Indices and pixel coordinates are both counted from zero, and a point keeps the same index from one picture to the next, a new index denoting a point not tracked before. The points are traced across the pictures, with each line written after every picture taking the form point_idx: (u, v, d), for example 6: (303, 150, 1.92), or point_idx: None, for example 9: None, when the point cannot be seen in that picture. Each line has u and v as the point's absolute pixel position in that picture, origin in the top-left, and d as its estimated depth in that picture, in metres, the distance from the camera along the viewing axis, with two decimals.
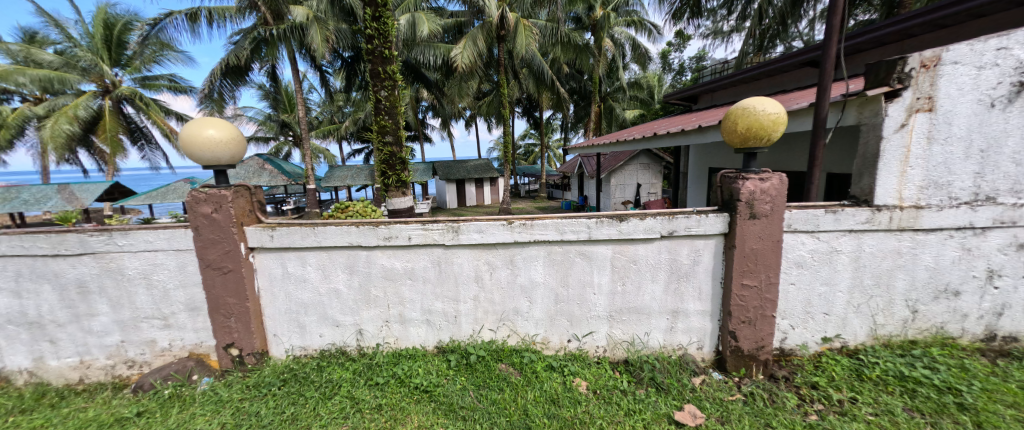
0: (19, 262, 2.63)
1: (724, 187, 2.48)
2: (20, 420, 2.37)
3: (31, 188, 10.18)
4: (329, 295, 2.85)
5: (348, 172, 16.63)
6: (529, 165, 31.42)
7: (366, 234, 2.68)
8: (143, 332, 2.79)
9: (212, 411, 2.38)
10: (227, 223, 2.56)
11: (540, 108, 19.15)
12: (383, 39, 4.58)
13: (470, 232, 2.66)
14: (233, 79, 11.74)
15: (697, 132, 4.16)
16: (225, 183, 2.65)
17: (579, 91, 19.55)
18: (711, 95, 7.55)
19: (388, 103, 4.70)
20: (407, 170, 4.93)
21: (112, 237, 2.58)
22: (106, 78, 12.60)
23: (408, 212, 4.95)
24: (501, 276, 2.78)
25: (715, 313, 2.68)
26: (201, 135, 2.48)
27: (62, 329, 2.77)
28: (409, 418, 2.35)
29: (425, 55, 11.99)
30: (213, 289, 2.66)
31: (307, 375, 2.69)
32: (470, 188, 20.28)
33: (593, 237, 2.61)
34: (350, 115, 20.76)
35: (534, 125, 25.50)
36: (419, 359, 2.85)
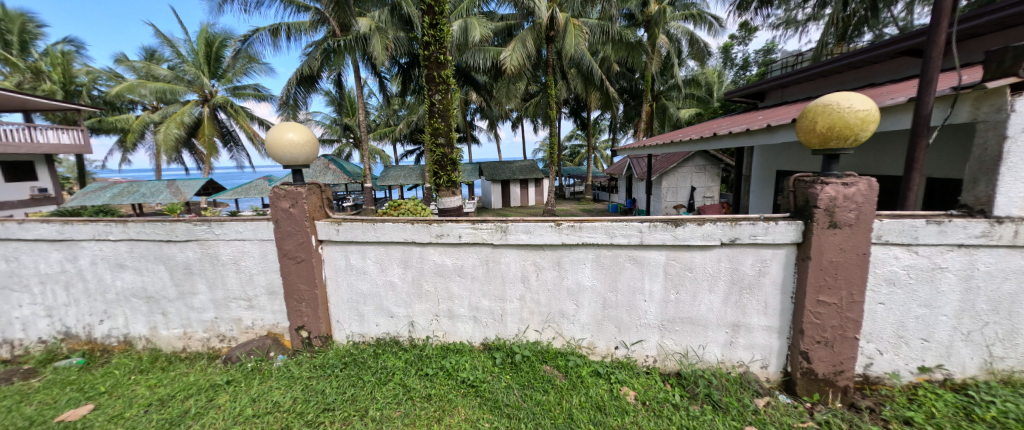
0: (141, 245, 3.11)
1: (799, 193, 2.24)
2: (140, 379, 2.83)
3: (148, 184, 11.94)
4: (385, 287, 3.04)
5: (401, 171, 17.62)
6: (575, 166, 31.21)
7: (420, 231, 2.83)
8: (232, 310, 3.17)
9: (286, 386, 2.66)
10: (301, 217, 2.85)
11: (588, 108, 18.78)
12: (439, 45, 4.77)
13: (518, 232, 2.69)
14: (306, 87, 12.93)
15: (764, 131, 3.79)
16: (300, 181, 2.95)
17: (629, 90, 18.98)
18: (781, 93, 6.90)
19: (442, 106, 4.89)
20: (457, 171, 5.08)
21: (211, 226, 2.98)
22: (206, 88, 14.53)
23: (457, 212, 5.08)
24: (548, 277, 2.78)
25: (783, 330, 2.45)
26: (283, 139, 2.78)
27: (171, 303, 3.23)
28: (456, 411, 2.43)
29: (476, 59, 12.30)
30: (289, 275, 2.97)
31: (365, 360, 2.92)
32: (515, 188, 20.52)
33: (645, 242, 2.51)
34: (404, 118, 21.99)
35: (582, 124, 25.05)
36: (465, 354, 2.94)
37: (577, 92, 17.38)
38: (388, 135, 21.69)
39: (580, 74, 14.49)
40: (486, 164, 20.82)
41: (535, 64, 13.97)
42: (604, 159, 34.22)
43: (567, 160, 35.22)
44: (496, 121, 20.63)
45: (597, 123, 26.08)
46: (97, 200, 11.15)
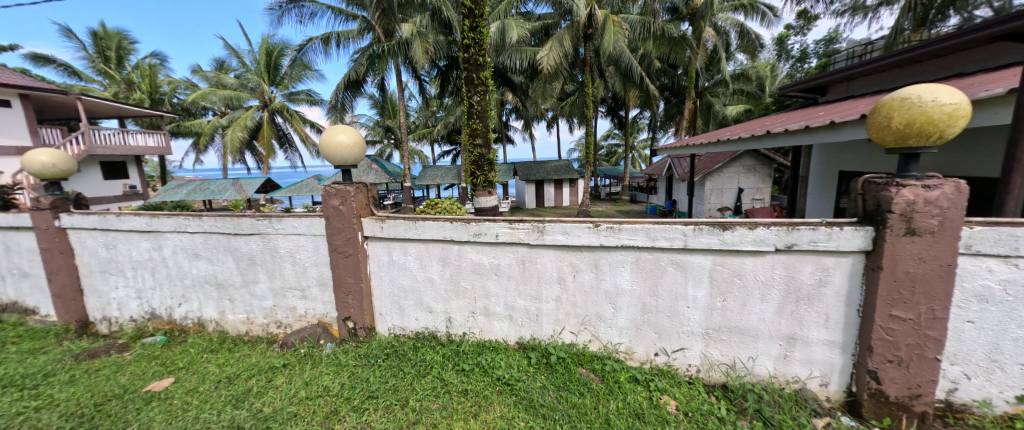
0: (213, 237, 3.46)
1: (868, 196, 2.04)
2: (211, 357, 3.14)
3: (216, 182, 13.24)
4: (425, 283, 3.15)
5: (438, 171, 18.14)
6: (611, 166, 30.48)
7: (459, 229, 2.90)
8: (288, 299, 3.44)
9: (334, 372, 2.84)
10: (350, 214, 3.04)
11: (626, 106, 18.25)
12: (478, 47, 4.86)
13: (555, 233, 2.68)
14: (352, 91, 13.69)
15: (827, 129, 3.48)
16: (349, 181, 3.14)
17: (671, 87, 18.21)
18: (845, 86, 6.30)
19: (480, 107, 4.97)
20: (494, 171, 5.13)
21: (271, 221, 3.24)
22: (265, 94, 15.86)
23: (493, 211, 5.12)
24: (585, 279, 2.74)
25: (846, 346, 2.24)
26: (335, 140, 2.97)
27: (236, 291, 3.55)
28: (491, 407, 2.47)
29: (512, 59, 12.37)
30: (338, 269, 3.17)
31: (405, 353, 3.05)
32: (549, 188, 20.42)
33: (689, 246, 2.41)
34: (441, 119, 22.63)
35: (618, 123, 24.38)
36: (501, 352, 2.98)
37: (615, 90, 16.96)
38: (427, 136, 22.44)
39: (618, 72, 14.13)
40: (520, 164, 20.90)
41: (571, 63, 13.83)
42: (642, 160, 33.14)
43: (603, 160, 34.51)
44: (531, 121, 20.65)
45: (636, 122, 25.24)
46: (176, 196, 12.54)
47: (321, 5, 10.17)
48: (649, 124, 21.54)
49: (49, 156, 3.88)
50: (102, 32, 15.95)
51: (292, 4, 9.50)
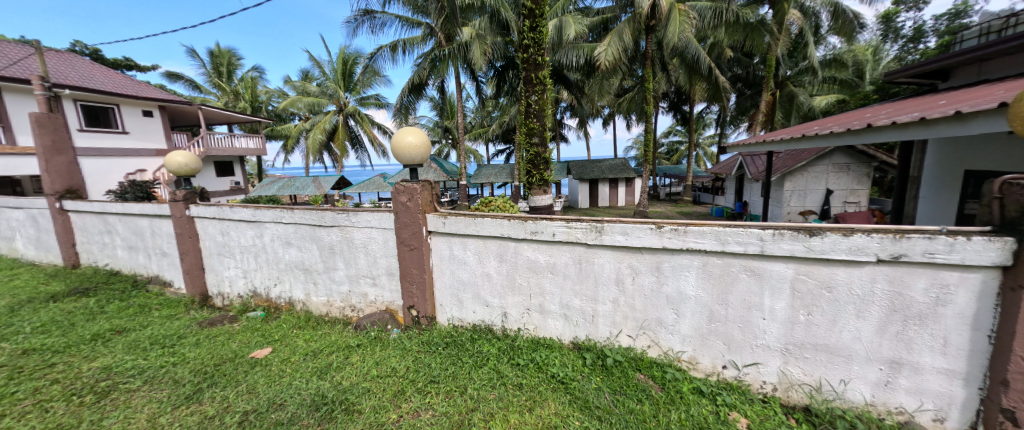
0: (302, 228, 3.93)
1: (1008, 199, 1.68)
2: (298, 333, 3.59)
3: (300, 179, 14.93)
4: (482, 277, 3.27)
5: (493, 170, 18.58)
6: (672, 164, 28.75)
7: (516, 227, 2.96)
8: (362, 286, 3.79)
9: (400, 355, 3.09)
10: (416, 210, 3.27)
11: (691, 100, 17.05)
12: (537, 46, 4.86)
13: (614, 233, 2.62)
14: (416, 94, 14.54)
15: (950, 122, 2.93)
16: (416, 179, 3.38)
17: (745, 78, 16.83)
18: (978, 68, 5.20)
19: (538, 107, 5.00)
20: (549, 170, 5.13)
21: (349, 215, 3.59)
22: (341, 100, 17.53)
23: (548, 210, 5.11)
24: (645, 283, 2.65)
25: (971, 377, 1.89)
26: (404, 141, 3.21)
27: (319, 276, 3.99)
28: (546, 404, 2.48)
29: (569, 57, 12.20)
30: (404, 261, 3.43)
31: (463, 343, 3.20)
32: (604, 187, 19.88)
33: (766, 252, 2.21)
34: (496, 118, 23.14)
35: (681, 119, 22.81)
36: (555, 350, 3.00)
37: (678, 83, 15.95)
38: (482, 135, 23.13)
39: (683, 64, 13.29)
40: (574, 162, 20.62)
41: (631, 57, 13.32)
42: (707, 158, 30.80)
43: (663, 159, 32.73)
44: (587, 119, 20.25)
45: (702, 117, 23.44)
46: (268, 191, 14.41)
47: (390, 15, 10.95)
48: (718, 118, 19.85)
49: (184, 157, 4.75)
50: (217, 51, 18.84)
51: (366, 17, 10.36)
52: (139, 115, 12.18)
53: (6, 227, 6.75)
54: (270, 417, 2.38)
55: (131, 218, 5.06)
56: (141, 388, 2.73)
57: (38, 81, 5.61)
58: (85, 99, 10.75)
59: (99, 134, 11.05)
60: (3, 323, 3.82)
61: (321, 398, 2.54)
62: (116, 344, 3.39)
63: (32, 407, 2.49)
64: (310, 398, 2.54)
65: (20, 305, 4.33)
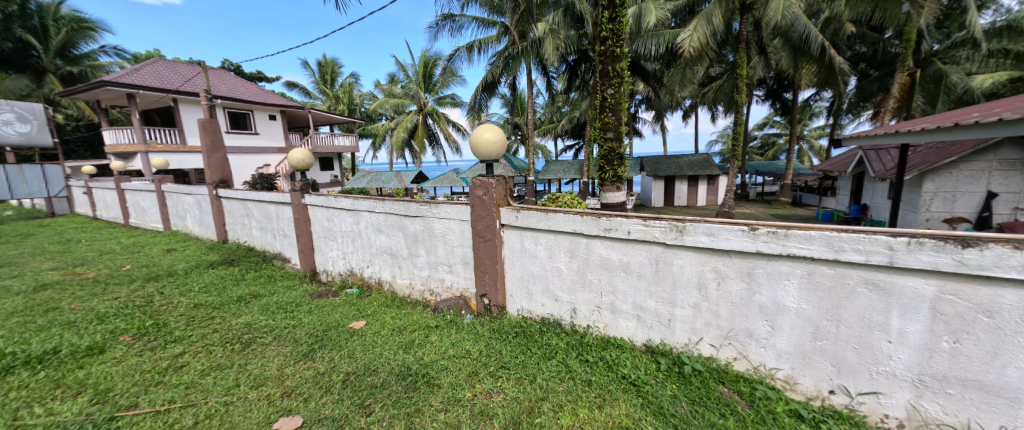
0: (391, 217, 4.38)
1: None
2: (385, 311, 4.04)
3: (385, 174, 16.61)
4: (552, 272, 3.31)
5: (561, 166, 18.51)
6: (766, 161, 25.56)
7: (589, 223, 2.93)
8: (440, 272, 4.11)
9: (473, 339, 3.30)
10: (491, 203, 3.42)
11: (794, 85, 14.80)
12: (616, 38, 4.71)
13: (698, 234, 2.44)
14: (488, 92, 15.02)
15: None
16: (492, 174, 3.53)
17: (870, 57, 14.39)
18: None
19: (613, 100, 4.84)
20: (624, 166, 4.95)
21: (431, 207, 3.90)
22: (421, 100, 18.97)
23: (620, 207, 4.95)
24: (732, 289, 2.43)
25: None
26: (482, 138, 3.38)
27: (404, 261, 4.41)
28: (616, 404, 2.42)
29: (647, 46, 11.51)
30: (479, 251, 3.64)
31: (533, 334, 3.30)
32: (681, 185, 18.45)
33: (896, 264, 1.85)
34: (566, 114, 22.89)
35: (780, 108, 19.95)
36: (626, 351, 2.91)
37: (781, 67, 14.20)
38: (551, 130, 23.10)
39: (787, 44, 11.63)
40: (648, 158, 19.51)
41: (721, 41, 12.07)
42: (815, 152, 26.80)
43: (756, 153, 29.67)
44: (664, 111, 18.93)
45: (807, 105, 20.27)
46: (359, 184, 16.33)
47: (468, 17, 11.47)
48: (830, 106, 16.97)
49: (302, 154, 5.68)
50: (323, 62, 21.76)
51: (446, 21, 11.02)
52: (267, 119, 14.68)
53: (181, 209, 8.72)
54: (366, 380, 2.72)
55: (263, 204, 6.15)
56: (272, 342, 3.34)
57: (205, 94, 7.11)
58: (230, 107, 13.30)
59: (238, 136, 13.59)
60: (181, 282, 4.97)
61: (407, 370, 2.83)
62: (253, 305, 4.19)
63: (202, 348, 3.21)
64: (398, 368, 2.86)
65: (191, 269, 5.59)
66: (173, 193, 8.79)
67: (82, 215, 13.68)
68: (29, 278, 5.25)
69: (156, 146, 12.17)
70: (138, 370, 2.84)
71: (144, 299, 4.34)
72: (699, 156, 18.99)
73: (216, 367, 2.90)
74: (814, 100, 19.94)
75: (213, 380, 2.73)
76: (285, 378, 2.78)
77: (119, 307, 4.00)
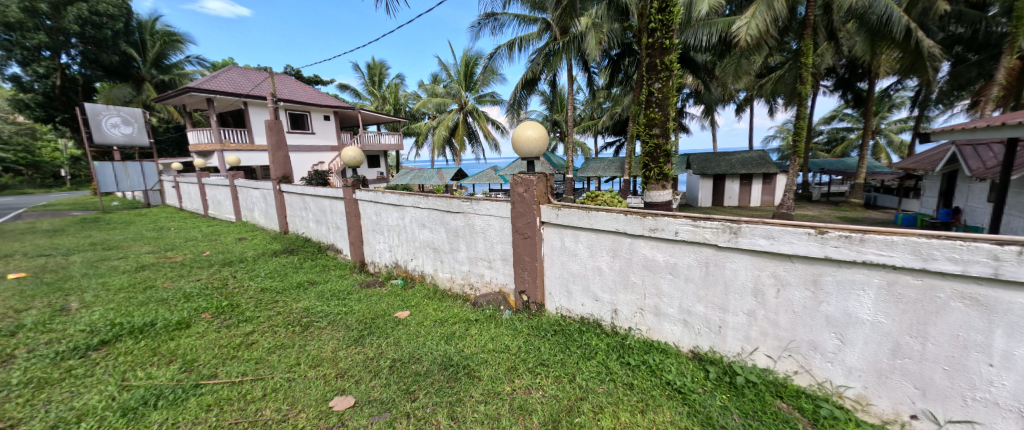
0: (434, 213, 4.54)
1: None
2: (427, 302, 4.20)
3: (427, 171, 17.23)
4: (593, 271, 3.26)
5: (600, 163, 18.13)
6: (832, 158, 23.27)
7: (632, 223, 2.84)
8: (480, 268, 4.19)
9: (512, 335, 3.34)
10: (531, 201, 3.43)
11: (871, 73, 13.23)
12: (665, 29, 4.49)
13: (755, 236, 2.26)
14: (528, 89, 15.00)
15: None
16: (533, 171, 3.53)
17: (969, 39, 12.54)
18: None
19: (661, 95, 4.63)
20: (670, 163, 4.73)
21: (472, 204, 3.99)
22: (462, 99, 19.40)
23: (665, 207, 4.75)
24: (794, 297, 2.23)
25: None
26: (524, 135, 3.39)
27: (446, 255, 4.56)
28: (660, 411, 2.31)
29: (698, 36, 10.88)
30: (518, 248, 3.67)
31: (571, 333, 3.27)
32: (731, 184, 17.30)
33: (1004, 278, 1.58)
34: (608, 109, 22.29)
35: (851, 99, 17.94)
36: (671, 356, 2.79)
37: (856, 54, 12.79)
38: (591, 127, 22.64)
39: (862, 27, 10.43)
40: (695, 155, 18.49)
41: (782, 28, 11.08)
42: (891, 149, 24.04)
43: (820, 149, 27.60)
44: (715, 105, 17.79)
45: (884, 96, 18.06)
46: (403, 180, 17.10)
47: (510, 15, 11.54)
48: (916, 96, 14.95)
49: (355, 152, 6.06)
50: (372, 64, 22.98)
51: (488, 20, 11.15)
52: (322, 119, 15.80)
53: (250, 202, 9.66)
54: (410, 368, 2.86)
55: (319, 199, 6.64)
56: (326, 326, 3.61)
57: (272, 97, 7.80)
58: (291, 109, 14.48)
59: (296, 135, 14.75)
60: (250, 268, 5.53)
61: (448, 361, 2.93)
62: (311, 291, 4.56)
63: (268, 328, 3.55)
64: (440, 359, 2.96)
65: (258, 256, 6.18)
66: (243, 188, 9.76)
67: (171, 207, 15.63)
68: (132, 259, 6.11)
69: (230, 145, 13.59)
70: (218, 344, 3.21)
71: (221, 282, 4.89)
72: (753, 153, 17.68)
73: (280, 346, 3.20)
74: (894, 89, 17.70)
75: (278, 357, 3.01)
76: (339, 360, 2.99)
77: (201, 288, 4.54)
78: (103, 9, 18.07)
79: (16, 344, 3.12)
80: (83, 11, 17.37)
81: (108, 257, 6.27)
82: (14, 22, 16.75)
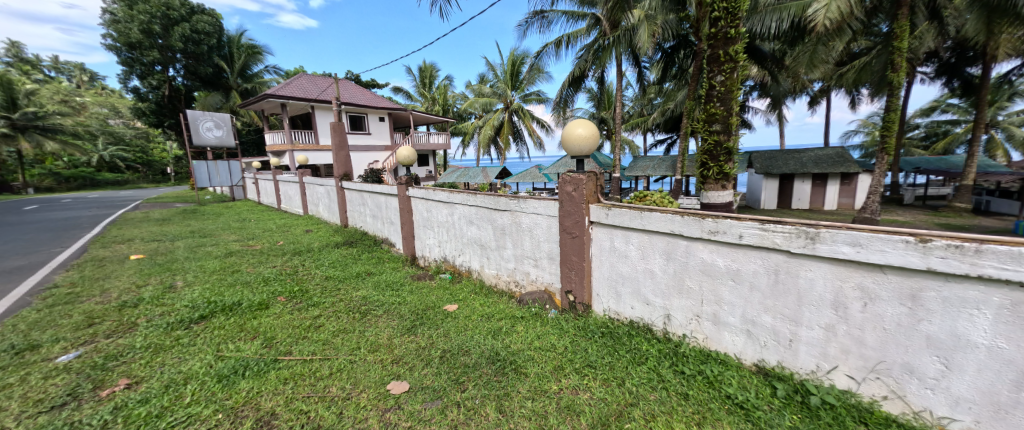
0: (481, 210, 4.64)
1: None
2: (473, 297, 4.33)
3: (472, 169, 17.67)
4: (644, 273, 3.14)
5: (650, 162, 17.43)
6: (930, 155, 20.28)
7: (689, 224, 2.69)
8: (526, 266, 4.22)
9: (558, 334, 3.33)
10: (580, 200, 3.39)
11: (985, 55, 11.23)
12: (730, 17, 4.18)
13: (836, 243, 2.03)
14: (575, 87, 14.77)
15: None
16: (582, 169, 3.48)
17: None
18: None
19: (723, 89, 4.33)
20: (732, 162, 4.41)
21: (519, 202, 4.03)
22: (508, 98, 19.61)
23: (725, 208, 4.45)
24: (884, 312, 1.97)
25: None
26: (574, 133, 3.35)
27: (492, 252, 4.64)
28: (719, 425, 2.16)
29: (765, 22, 9.98)
30: (566, 248, 3.65)
31: (620, 337, 3.19)
32: (800, 185, 15.73)
33: None
34: (659, 105, 21.29)
35: (957, 86, 15.40)
36: (732, 368, 2.61)
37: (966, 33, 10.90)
38: (641, 124, 21.83)
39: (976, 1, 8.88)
40: (759, 153, 17.06)
41: (869, 8, 9.79)
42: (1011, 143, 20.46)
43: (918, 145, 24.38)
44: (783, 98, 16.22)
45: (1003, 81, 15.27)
46: (451, 178, 17.71)
47: (558, 12, 11.44)
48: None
49: (408, 151, 6.39)
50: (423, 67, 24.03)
51: (536, 17, 11.14)
52: (377, 120, 16.84)
53: (315, 197, 10.58)
54: (460, 359, 2.96)
55: (375, 195, 7.09)
56: (382, 315, 3.85)
57: (336, 101, 8.47)
58: (350, 111, 15.64)
59: (354, 136, 15.87)
60: (316, 257, 6.06)
61: (496, 355, 2.99)
62: (368, 281, 4.90)
63: (333, 313, 3.87)
64: (488, 353, 3.03)
65: (323, 247, 6.77)
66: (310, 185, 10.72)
67: (250, 201, 17.64)
68: (222, 246, 7.01)
69: (299, 145, 15.00)
70: (292, 325, 3.56)
71: (292, 269, 5.42)
72: (828, 150, 15.94)
73: (343, 330, 3.47)
74: (1018, 73, 14.88)
75: (342, 341, 3.26)
76: (393, 347, 3.18)
77: (277, 274, 5.07)
78: (200, 28, 20.83)
79: (139, 314, 3.72)
80: (186, 30, 20.15)
81: (204, 243, 7.24)
82: (135, 42, 19.88)
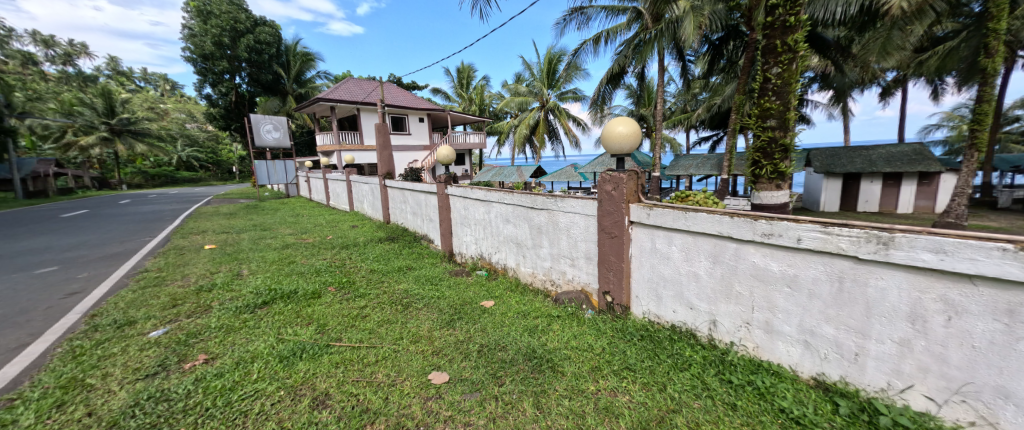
0: (518, 208, 4.68)
1: None
2: (509, 294, 4.38)
3: (507, 169, 17.68)
4: (688, 276, 3.02)
5: (693, 160, 16.63)
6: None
7: (740, 226, 2.54)
8: (562, 265, 4.21)
9: (595, 335, 3.29)
10: (620, 199, 3.31)
11: None
12: (790, 4, 3.89)
13: (914, 249, 1.83)
14: (613, 83, 14.40)
15: None
16: (623, 168, 3.40)
17: None
18: None
19: (780, 81, 4.04)
20: (789, 160, 4.11)
21: (557, 201, 4.02)
22: (544, 97, 19.56)
23: (779, 209, 4.17)
24: (973, 327, 1.75)
25: None
26: (614, 131, 3.29)
27: (528, 250, 4.67)
28: None
29: (829, 7, 9.12)
30: (604, 248, 3.60)
31: (661, 341, 3.09)
32: (866, 185, 14.27)
33: None
34: (704, 100, 20.23)
35: None
36: (787, 381, 2.43)
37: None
38: (684, 120, 20.88)
39: None
40: (819, 150, 15.71)
41: None
42: None
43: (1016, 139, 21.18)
44: (847, 90, 14.78)
45: None
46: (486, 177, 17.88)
47: (598, 8, 11.22)
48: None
49: (447, 151, 6.57)
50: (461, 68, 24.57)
51: (575, 14, 11.01)
52: (417, 121, 17.48)
53: (360, 195, 11.20)
54: (497, 354, 3.01)
55: (416, 193, 7.38)
56: (422, 308, 4.02)
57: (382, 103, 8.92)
58: (393, 112, 16.40)
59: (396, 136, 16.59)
60: (362, 251, 6.42)
61: (533, 352, 3.02)
62: (409, 275, 5.13)
63: (378, 304, 4.10)
64: (525, 349, 3.07)
65: (368, 242, 7.17)
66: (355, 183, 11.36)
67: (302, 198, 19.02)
68: (280, 238, 7.64)
69: (346, 145, 15.97)
70: (342, 313, 3.82)
71: (341, 261, 5.81)
72: (905, 146, 14.34)
73: (388, 320, 3.66)
74: None
75: (386, 330, 3.45)
76: (434, 339, 3.31)
77: (327, 265, 5.45)
78: (262, 38, 22.76)
79: (213, 297, 4.16)
80: (250, 41, 22.11)
81: (264, 236, 7.93)
82: (208, 54, 22.12)
